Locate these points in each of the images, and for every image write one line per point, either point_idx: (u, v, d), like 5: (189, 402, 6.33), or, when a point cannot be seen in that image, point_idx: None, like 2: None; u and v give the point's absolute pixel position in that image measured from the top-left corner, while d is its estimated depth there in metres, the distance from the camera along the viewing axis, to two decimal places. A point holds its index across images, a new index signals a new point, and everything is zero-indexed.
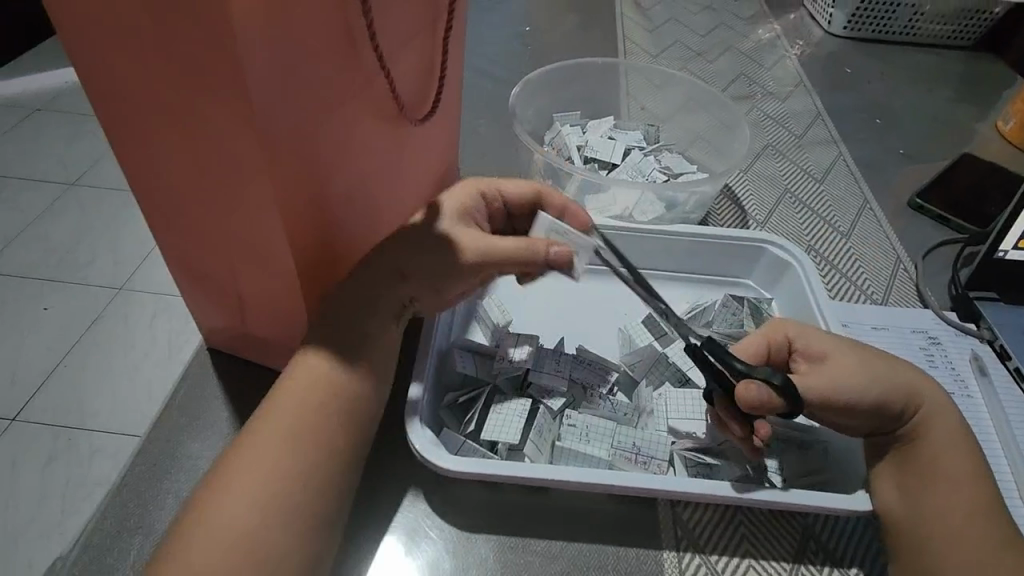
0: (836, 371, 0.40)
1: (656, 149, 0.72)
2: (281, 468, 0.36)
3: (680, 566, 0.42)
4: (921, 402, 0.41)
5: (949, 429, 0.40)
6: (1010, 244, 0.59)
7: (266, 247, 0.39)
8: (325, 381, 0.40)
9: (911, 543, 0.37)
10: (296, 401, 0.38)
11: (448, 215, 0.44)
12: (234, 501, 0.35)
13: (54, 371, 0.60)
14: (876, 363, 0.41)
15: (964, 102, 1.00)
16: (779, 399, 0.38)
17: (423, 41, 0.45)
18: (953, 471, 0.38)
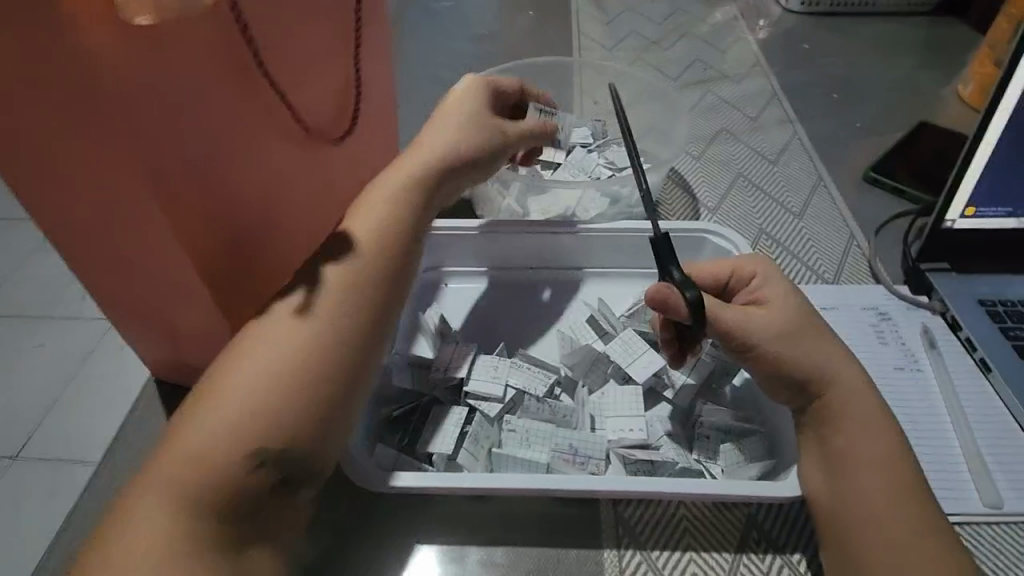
0: (766, 317, 0.42)
1: (603, 145, 0.71)
2: (235, 444, 0.33)
3: (620, 565, 0.42)
4: (839, 385, 0.41)
5: (870, 410, 0.40)
6: (957, 213, 0.58)
7: (178, 277, 0.40)
8: (295, 344, 0.36)
9: (838, 532, 0.37)
10: (267, 355, 0.35)
11: (477, 110, 0.50)
12: (183, 471, 0.32)
13: (52, 407, 0.64)
14: (805, 329, 0.42)
15: (927, 67, 0.99)
16: (682, 303, 0.41)
17: (334, 64, 0.46)
18: (874, 455, 0.38)
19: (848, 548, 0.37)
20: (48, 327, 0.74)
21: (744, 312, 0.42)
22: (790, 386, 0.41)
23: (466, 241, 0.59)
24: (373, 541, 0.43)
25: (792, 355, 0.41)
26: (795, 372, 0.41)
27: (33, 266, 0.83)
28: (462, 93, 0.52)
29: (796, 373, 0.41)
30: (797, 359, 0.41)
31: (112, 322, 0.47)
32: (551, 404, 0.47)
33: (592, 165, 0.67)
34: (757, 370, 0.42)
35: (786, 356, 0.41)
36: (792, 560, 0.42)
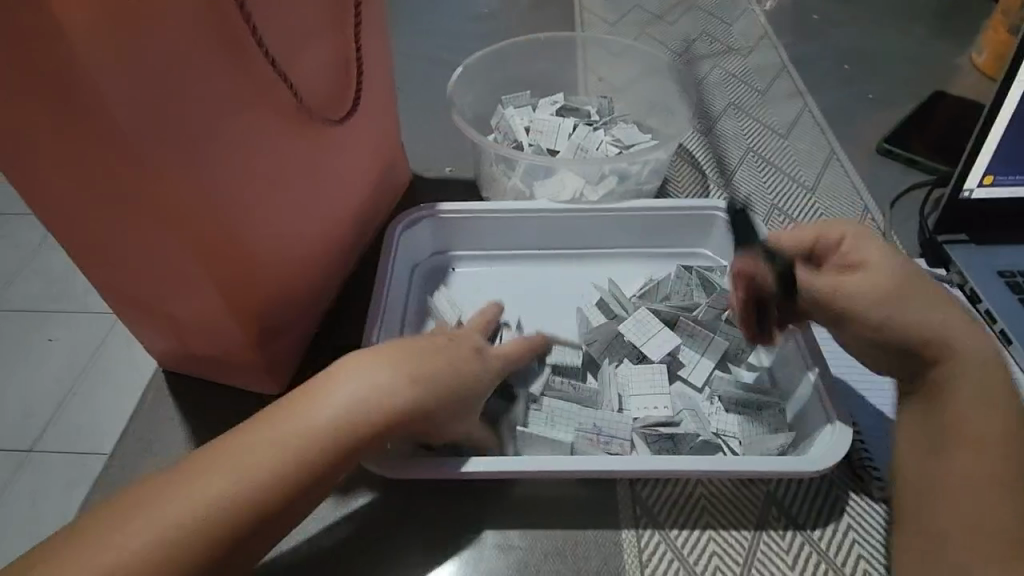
0: (875, 276, 0.40)
1: (608, 122, 0.70)
2: (226, 503, 0.31)
3: (639, 545, 0.41)
4: (952, 354, 0.38)
5: (982, 389, 0.37)
6: (975, 182, 0.57)
7: (183, 265, 0.39)
8: (320, 418, 0.34)
9: (914, 500, 0.37)
10: (275, 439, 0.33)
11: (459, 363, 0.40)
12: (166, 517, 0.30)
13: (63, 402, 0.63)
14: (915, 292, 0.40)
15: (938, 36, 0.96)
16: (768, 280, 0.44)
17: (330, 40, 0.45)
18: (979, 435, 0.36)
19: (926, 517, 0.36)
20: (53, 322, 0.73)
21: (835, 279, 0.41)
22: (899, 349, 0.40)
23: (476, 225, 0.59)
24: (388, 526, 0.42)
25: (908, 317, 0.39)
26: (900, 334, 0.39)
27: (39, 260, 0.83)
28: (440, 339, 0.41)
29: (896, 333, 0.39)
30: (906, 323, 0.39)
31: (118, 316, 0.46)
32: (569, 385, 0.47)
33: (597, 143, 0.65)
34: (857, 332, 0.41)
35: (894, 313, 0.39)
36: (814, 536, 0.41)
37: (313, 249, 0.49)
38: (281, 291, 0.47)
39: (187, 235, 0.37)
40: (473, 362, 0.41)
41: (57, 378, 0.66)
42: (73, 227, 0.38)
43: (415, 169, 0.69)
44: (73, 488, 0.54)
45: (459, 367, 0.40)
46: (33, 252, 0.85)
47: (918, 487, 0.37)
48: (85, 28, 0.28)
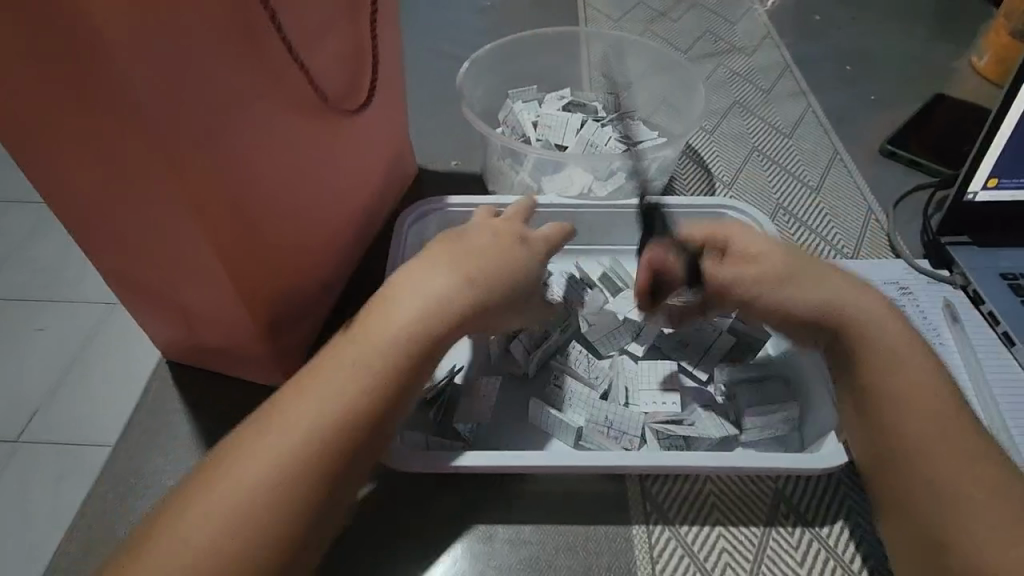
0: (772, 262, 0.41)
1: (615, 118, 0.70)
2: (305, 459, 0.30)
3: (649, 541, 0.41)
4: (847, 313, 0.38)
5: (884, 336, 0.38)
6: (979, 184, 0.57)
7: (196, 255, 0.38)
8: (378, 343, 0.34)
9: (893, 497, 0.35)
10: (338, 378, 0.32)
11: (502, 254, 0.40)
12: (240, 489, 0.29)
13: (53, 392, 0.62)
14: (801, 261, 0.41)
15: (939, 39, 0.97)
16: (677, 267, 0.46)
17: (346, 29, 0.45)
18: (908, 396, 0.35)
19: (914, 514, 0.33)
20: (48, 312, 0.72)
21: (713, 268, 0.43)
22: (806, 327, 0.40)
23: None
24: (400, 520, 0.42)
25: (803, 299, 0.39)
26: (821, 311, 0.39)
27: (31, 248, 0.82)
28: (471, 238, 0.41)
29: (815, 314, 0.39)
30: (807, 295, 0.39)
31: (124, 304, 0.46)
32: (588, 364, 0.49)
33: (606, 140, 0.65)
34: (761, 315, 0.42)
35: (802, 278, 0.40)
36: (822, 533, 0.42)
37: (323, 240, 0.49)
38: (290, 282, 0.46)
39: (205, 223, 0.37)
40: (507, 256, 0.40)
41: (54, 369, 0.65)
42: (83, 213, 0.37)
43: (420, 163, 0.69)
44: (74, 481, 0.53)
45: (503, 258, 0.40)
46: (26, 240, 0.83)
47: (891, 488, 0.35)
48: (109, 16, 0.27)
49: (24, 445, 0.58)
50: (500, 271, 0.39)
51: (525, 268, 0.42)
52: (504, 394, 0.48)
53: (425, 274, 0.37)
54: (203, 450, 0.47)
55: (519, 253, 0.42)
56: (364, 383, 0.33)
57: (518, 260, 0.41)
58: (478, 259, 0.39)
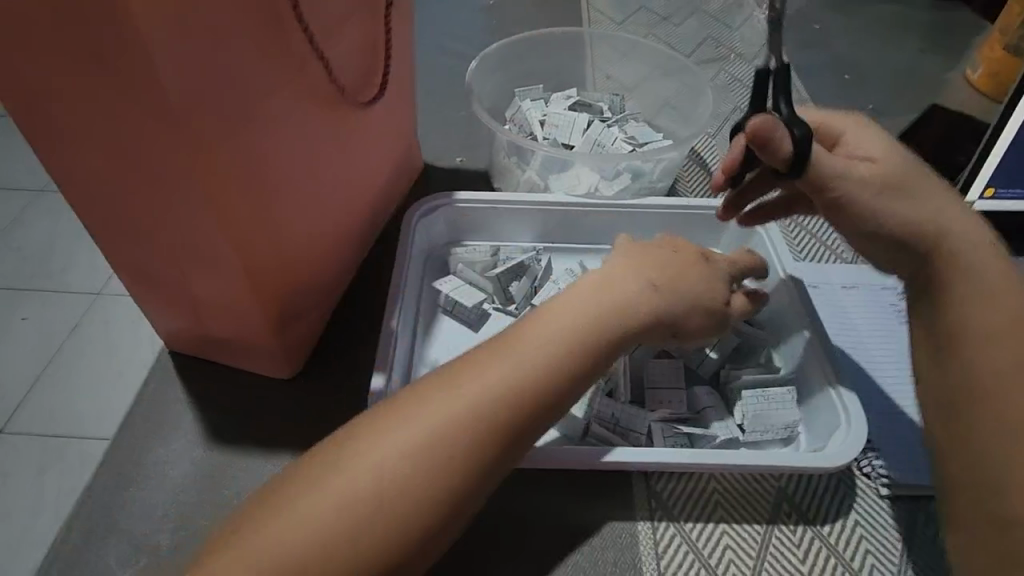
0: (892, 169, 0.40)
1: (621, 119, 0.70)
2: (434, 475, 0.30)
3: (655, 537, 0.42)
4: (946, 246, 0.39)
5: (979, 273, 0.38)
6: (977, 193, 0.59)
7: (213, 245, 0.38)
8: (503, 376, 0.33)
9: (953, 430, 0.36)
10: (458, 405, 0.32)
11: (667, 275, 0.40)
12: (353, 490, 0.29)
13: (38, 381, 0.61)
14: (914, 181, 0.40)
15: (934, 52, 0.98)
16: (784, 153, 0.38)
17: (364, 22, 0.45)
18: (992, 327, 0.36)
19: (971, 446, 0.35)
20: (38, 300, 0.71)
21: (844, 161, 0.40)
22: (892, 243, 0.41)
23: (492, 216, 0.58)
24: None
25: (901, 212, 0.40)
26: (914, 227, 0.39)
27: (21, 234, 0.80)
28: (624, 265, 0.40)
29: (894, 228, 0.40)
30: (910, 216, 0.40)
31: (129, 292, 0.45)
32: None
33: (612, 140, 0.65)
34: (858, 223, 0.41)
35: (898, 207, 0.40)
36: (823, 531, 0.42)
37: (333, 233, 0.49)
38: (300, 274, 0.46)
39: (226, 213, 0.37)
40: (667, 281, 0.39)
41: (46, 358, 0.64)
42: (98, 199, 0.37)
43: (425, 158, 0.69)
44: (69, 471, 0.53)
45: (667, 281, 0.39)
46: (15, 227, 0.81)
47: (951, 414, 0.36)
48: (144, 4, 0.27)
49: (17, 435, 0.57)
50: (651, 303, 0.38)
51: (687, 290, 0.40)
52: None
53: (574, 309, 0.36)
54: (207, 441, 0.46)
55: (686, 273, 0.41)
56: (495, 415, 0.32)
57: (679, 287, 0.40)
58: (628, 286, 0.38)
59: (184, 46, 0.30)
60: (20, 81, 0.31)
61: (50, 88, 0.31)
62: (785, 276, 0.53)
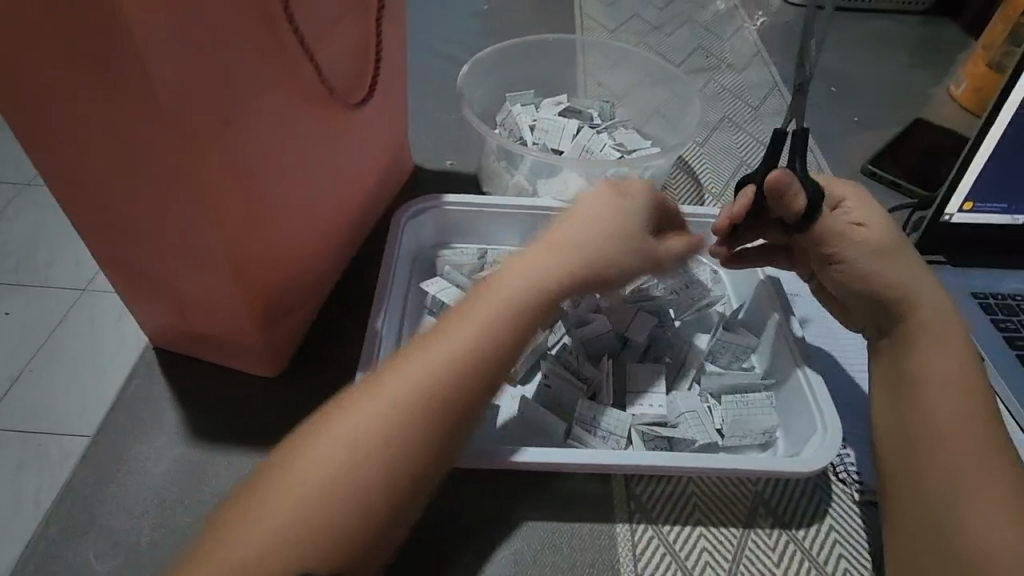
0: (878, 237, 0.44)
1: (610, 126, 0.71)
2: (393, 453, 0.31)
3: (633, 539, 0.42)
4: (916, 308, 0.43)
5: (935, 338, 0.41)
6: (956, 207, 0.60)
7: (201, 244, 0.38)
8: (445, 355, 0.34)
9: (899, 469, 0.39)
10: (408, 388, 0.32)
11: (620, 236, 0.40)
12: (313, 491, 0.29)
13: (19, 376, 0.61)
14: (890, 251, 0.44)
15: (919, 67, 1.00)
16: (800, 203, 0.41)
17: (356, 24, 0.45)
18: (934, 384, 0.40)
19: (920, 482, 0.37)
20: (21, 295, 0.70)
21: (841, 225, 0.44)
22: (876, 302, 0.44)
23: (480, 218, 0.59)
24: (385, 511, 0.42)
25: (887, 277, 0.43)
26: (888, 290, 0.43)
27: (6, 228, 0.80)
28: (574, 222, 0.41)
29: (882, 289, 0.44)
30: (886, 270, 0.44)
31: (115, 288, 0.45)
32: (578, 363, 0.49)
33: (601, 146, 0.66)
34: (846, 281, 0.46)
35: (880, 271, 0.44)
36: (797, 535, 0.43)
37: (322, 233, 0.49)
38: (288, 274, 0.46)
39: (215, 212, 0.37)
40: (601, 240, 0.39)
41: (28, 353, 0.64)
42: (88, 196, 0.37)
43: (415, 160, 0.69)
44: (49, 466, 0.52)
45: (614, 229, 0.40)
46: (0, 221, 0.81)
47: (906, 454, 0.39)
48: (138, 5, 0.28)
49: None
50: (580, 261, 0.38)
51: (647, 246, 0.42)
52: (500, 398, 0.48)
53: (516, 274, 0.37)
54: (190, 438, 0.46)
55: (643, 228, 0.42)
56: (445, 383, 0.33)
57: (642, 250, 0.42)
58: (551, 256, 0.38)
59: (177, 45, 0.30)
60: (9, 75, 0.31)
61: (39, 82, 0.31)
62: (765, 277, 0.55)
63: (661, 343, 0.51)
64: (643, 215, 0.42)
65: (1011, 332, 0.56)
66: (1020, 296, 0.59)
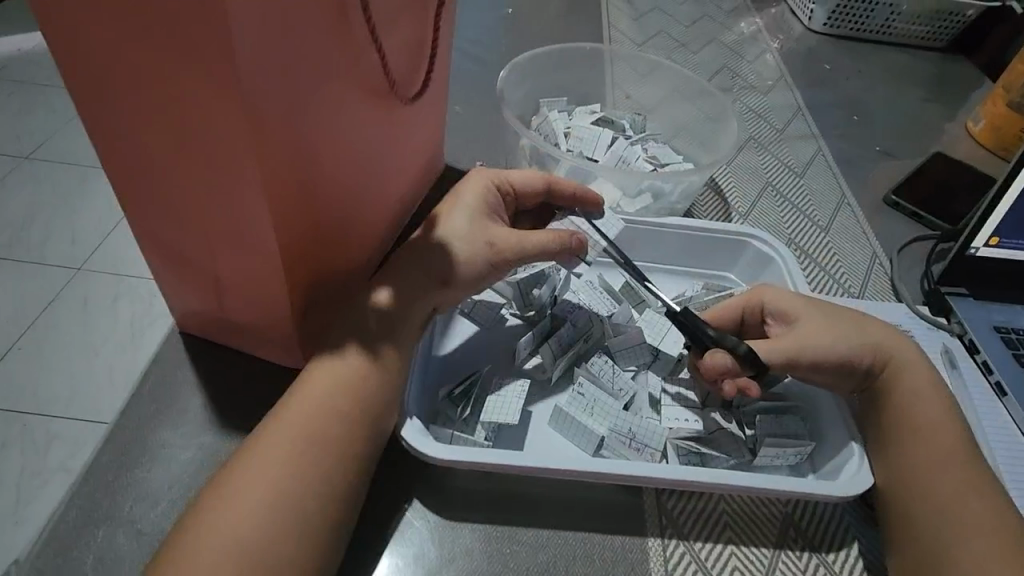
0: (809, 331, 0.46)
1: (642, 138, 0.71)
2: (325, 463, 0.37)
3: (665, 554, 0.42)
4: (889, 357, 0.46)
5: (916, 378, 0.45)
6: (982, 241, 0.61)
7: (253, 231, 0.38)
8: (332, 378, 0.40)
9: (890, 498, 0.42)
10: (307, 410, 0.38)
11: (474, 216, 0.47)
12: (245, 511, 0.34)
13: (8, 352, 0.57)
14: (839, 324, 0.47)
15: (936, 101, 1.02)
16: (727, 362, 0.43)
17: (416, 16, 0.44)
18: (919, 422, 0.43)
19: (909, 524, 0.40)
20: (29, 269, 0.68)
21: (789, 339, 0.46)
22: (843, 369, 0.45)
23: None
24: (376, 499, 0.43)
25: (833, 350, 0.45)
26: (852, 356, 0.45)
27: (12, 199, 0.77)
28: (462, 197, 0.48)
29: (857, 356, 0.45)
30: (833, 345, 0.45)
31: (146, 261, 0.44)
32: (613, 374, 0.49)
33: (636, 158, 0.66)
34: (822, 365, 0.45)
35: (830, 343, 0.45)
36: (827, 559, 0.43)
37: (365, 229, 0.49)
38: (330, 267, 0.45)
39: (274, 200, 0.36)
40: (462, 226, 0.46)
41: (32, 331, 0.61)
42: (147, 169, 0.37)
43: (446, 161, 0.69)
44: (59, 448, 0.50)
45: (475, 210, 0.47)
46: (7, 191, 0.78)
47: (889, 484, 0.42)
48: None
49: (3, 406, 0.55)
50: (431, 263, 0.45)
51: (505, 237, 0.46)
52: (529, 399, 0.48)
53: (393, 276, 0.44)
54: (218, 425, 0.45)
55: (495, 221, 0.48)
56: (337, 401, 0.39)
57: (498, 248, 0.45)
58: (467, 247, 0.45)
59: (260, 26, 0.30)
60: (89, 37, 0.31)
61: (118, 48, 0.31)
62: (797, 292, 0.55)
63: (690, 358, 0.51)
64: (493, 204, 0.48)
65: None
66: None
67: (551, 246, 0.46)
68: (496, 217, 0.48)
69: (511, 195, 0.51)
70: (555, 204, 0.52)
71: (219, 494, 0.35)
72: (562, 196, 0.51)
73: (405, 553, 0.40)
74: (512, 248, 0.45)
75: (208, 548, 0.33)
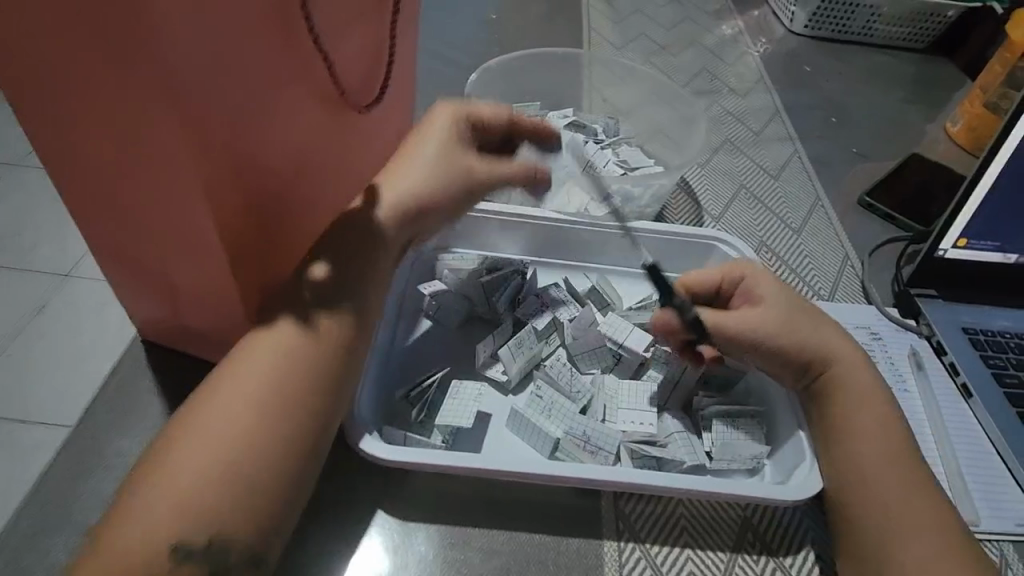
0: (768, 314, 0.46)
1: (614, 143, 0.72)
2: (267, 453, 0.35)
3: (620, 559, 0.42)
4: (834, 360, 0.45)
5: (860, 375, 0.45)
6: (950, 242, 0.60)
7: (200, 240, 0.38)
8: (273, 362, 0.37)
9: (837, 501, 0.42)
10: (245, 397, 0.36)
11: (447, 145, 0.46)
12: (177, 507, 0.32)
13: None
14: (799, 321, 0.46)
15: (917, 103, 1.02)
16: (669, 322, 0.48)
17: (370, 22, 0.44)
18: (867, 424, 0.43)
19: (859, 530, 0.40)
20: None
21: (739, 317, 0.46)
22: (796, 368, 0.45)
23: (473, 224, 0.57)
24: (331, 506, 0.42)
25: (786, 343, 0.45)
26: (801, 353, 0.45)
27: None
28: (433, 131, 0.47)
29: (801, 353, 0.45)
30: (789, 342, 0.45)
31: (103, 271, 0.45)
32: (572, 378, 0.49)
33: (606, 162, 0.66)
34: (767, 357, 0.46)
35: (790, 342, 0.45)
36: (784, 563, 0.43)
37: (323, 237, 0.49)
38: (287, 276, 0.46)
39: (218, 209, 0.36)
40: (435, 159, 0.45)
41: None
42: (94, 180, 0.37)
43: None
44: None
45: (447, 142, 0.46)
46: None
47: (837, 489, 0.42)
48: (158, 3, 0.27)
49: None
50: (408, 193, 0.44)
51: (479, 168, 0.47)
52: (491, 404, 0.48)
53: (364, 215, 0.43)
54: None
55: (467, 152, 0.47)
56: (282, 385, 0.37)
57: (473, 176, 0.46)
58: (436, 176, 0.45)
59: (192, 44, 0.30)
60: (28, 52, 0.31)
61: (57, 65, 0.31)
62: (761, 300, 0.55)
63: (654, 360, 0.51)
64: (463, 137, 0.47)
65: (1000, 369, 0.57)
66: (1009, 334, 0.60)
67: (517, 180, 0.49)
68: (467, 149, 0.48)
69: (479, 129, 0.49)
70: (514, 139, 0.52)
71: (146, 487, 0.33)
72: (521, 130, 0.51)
73: (356, 559, 0.40)
74: (483, 176, 0.47)
75: (135, 547, 0.31)
